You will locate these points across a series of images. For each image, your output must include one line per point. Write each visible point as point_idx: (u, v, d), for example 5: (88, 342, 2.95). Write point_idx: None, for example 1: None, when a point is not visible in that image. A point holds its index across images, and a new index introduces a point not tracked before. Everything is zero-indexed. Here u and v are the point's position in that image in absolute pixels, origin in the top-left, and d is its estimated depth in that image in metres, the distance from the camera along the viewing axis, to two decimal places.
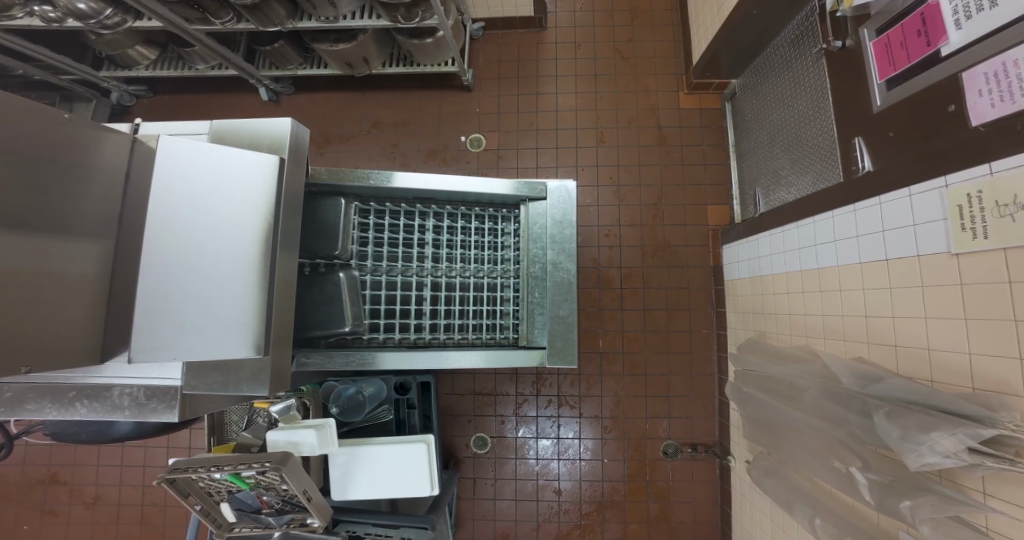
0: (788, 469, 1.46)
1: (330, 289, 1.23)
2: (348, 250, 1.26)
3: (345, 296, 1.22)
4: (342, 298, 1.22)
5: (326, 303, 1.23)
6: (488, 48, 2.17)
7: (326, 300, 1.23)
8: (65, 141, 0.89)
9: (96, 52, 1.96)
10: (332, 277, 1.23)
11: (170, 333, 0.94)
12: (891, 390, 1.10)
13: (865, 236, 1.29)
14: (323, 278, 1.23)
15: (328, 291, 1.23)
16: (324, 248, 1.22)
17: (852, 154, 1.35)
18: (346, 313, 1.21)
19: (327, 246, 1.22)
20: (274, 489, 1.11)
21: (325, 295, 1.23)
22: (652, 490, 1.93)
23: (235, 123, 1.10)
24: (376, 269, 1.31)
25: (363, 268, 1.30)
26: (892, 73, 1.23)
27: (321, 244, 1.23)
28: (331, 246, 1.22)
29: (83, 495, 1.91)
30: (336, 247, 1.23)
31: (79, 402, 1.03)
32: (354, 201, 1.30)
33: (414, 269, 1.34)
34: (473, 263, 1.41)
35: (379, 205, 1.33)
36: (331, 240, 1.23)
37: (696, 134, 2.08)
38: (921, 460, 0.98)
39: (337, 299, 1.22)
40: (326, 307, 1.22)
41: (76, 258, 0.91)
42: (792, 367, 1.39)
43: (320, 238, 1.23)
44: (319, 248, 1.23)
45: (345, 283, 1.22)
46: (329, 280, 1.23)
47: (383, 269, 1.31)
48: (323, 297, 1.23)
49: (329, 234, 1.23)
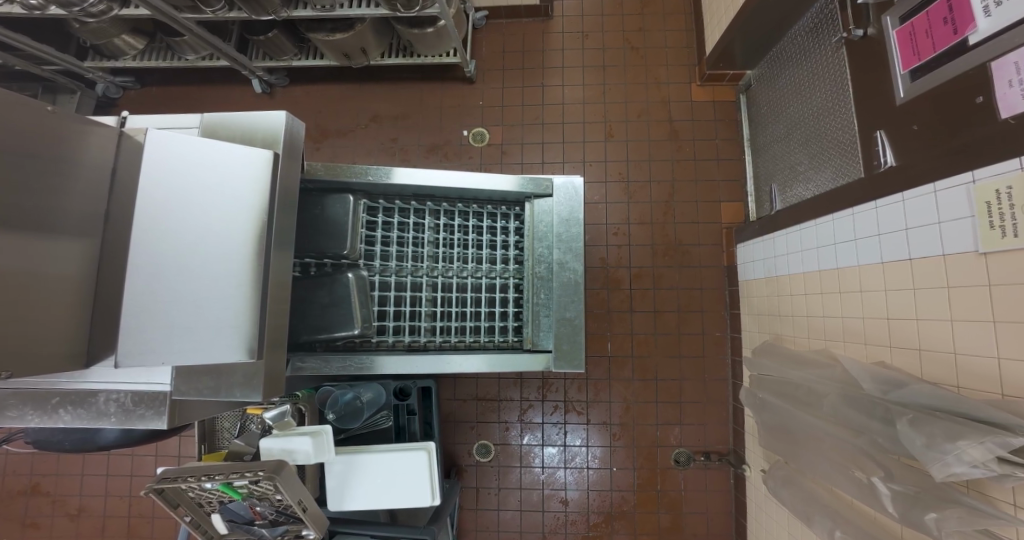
0: (805, 479, 1.40)
1: (339, 290, 1.18)
2: (355, 250, 1.22)
3: (354, 297, 1.17)
4: (351, 299, 1.17)
5: (333, 304, 1.17)
6: (492, 38, 2.12)
7: (334, 301, 1.17)
8: (47, 134, 0.85)
9: (81, 42, 1.92)
10: (341, 277, 1.18)
11: (160, 336, 0.88)
12: (915, 396, 1.05)
13: (886, 236, 1.23)
14: (330, 279, 1.18)
15: (337, 292, 1.18)
16: (332, 247, 1.18)
17: (874, 148, 1.29)
18: (356, 315, 1.16)
19: (334, 245, 1.18)
20: (268, 499, 1.06)
21: (332, 296, 1.17)
22: (664, 501, 1.88)
23: (227, 116, 1.05)
24: (385, 269, 1.27)
25: (371, 267, 1.26)
26: (916, 63, 1.17)
27: (329, 243, 1.19)
28: (338, 245, 1.18)
29: (67, 507, 1.87)
30: (345, 246, 1.18)
31: (62, 409, 0.98)
32: (362, 198, 1.25)
33: (423, 269, 1.29)
34: (485, 262, 1.35)
35: (387, 203, 1.29)
36: (339, 239, 1.19)
37: (709, 127, 2.02)
38: (947, 470, 0.93)
39: (346, 300, 1.17)
40: (334, 308, 1.17)
41: (58, 258, 0.86)
42: (810, 372, 1.33)
43: (327, 237, 1.19)
44: (326, 247, 1.18)
45: (354, 283, 1.18)
46: (338, 280, 1.18)
47: (392, 269, 1.27)
48: (331, 299, 1.17)
49: (336, 232, 1.19)
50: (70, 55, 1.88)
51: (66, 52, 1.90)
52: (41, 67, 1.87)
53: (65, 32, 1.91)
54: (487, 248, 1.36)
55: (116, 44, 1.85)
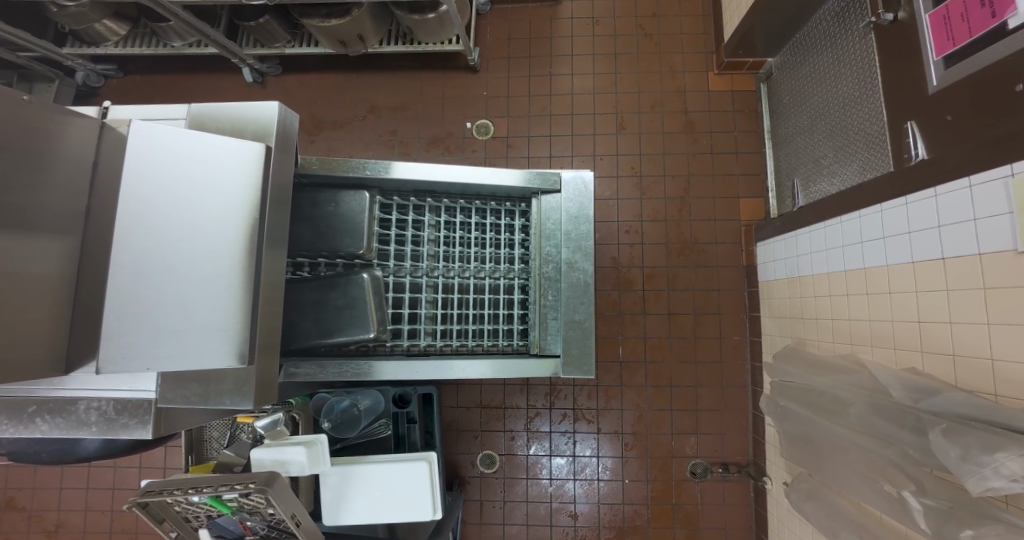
0: (830, 492, 1.33)
1: (352, 291, 1.11)
2: (371, 250, 1.17)
3: (369, 298, 1.10)
4: (365, 300, 1.10)
5: (348, 306, 1.11)
6: (497, 24, 2.05)
7: (348, 303, 1.11)
8: (27, 125, 0.78)
9: (58, 26, 1.86)
10: (355, 277, 1.11)
11: (145, 340, 0.83)
12: (948, 405, 0.98)
13: (918, 233, 1.16)
14: (343, 279, 1.11)
15: (351, 293, 1.11)
16: (347, 246, 1.13)
17: (904, 140, 1.21)
18: (371, 317, 1.10)
19: (350, 245, 1.13)
20: (259, 513, 1.00)
21: (346, 297, 1.11)
22: (679, 515, 1.81)
23: (216, 107, 0.99)
24: (399, 269, 1.21)
25: (386, 267, 1.21)
26: (950, 49, 1.08)
27: (345, 242, 1.14)
28: (354, 244, 1.13)
29: (45, 522, 1.83)
30: (360, 246, 1.13)
31: (39, 417, 0.92)
32: (377, 194, 1.20)
33: (439, 269, 1.23)
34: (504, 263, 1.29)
35: (401, 200, 1.23)
36: (354, 237, 1.13)
37: (727, 119, 1.95)
38: (984, 484, 0.85)
39: (360, 302, 1.10)
40: (347, 311, 1.11)
41: (35, 256, 0.80)
42: (836, 378, 1.25)
43: (342, 235, 1.14)
44: (342, 246, 1.13)
45: (369, 284, 1.11)
46: (351, 281, 1.11)
47: (406, 270, 1.21)
48: (345, 301, 1.11)
49: (352, 230, 1.14)
50: (49, 42, 1.82)
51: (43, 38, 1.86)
52: (16, 53, 1.81)
53: (41, 16, 1.85)
54: (506, 246, 1.29)
55: (96, 30, 1.80)
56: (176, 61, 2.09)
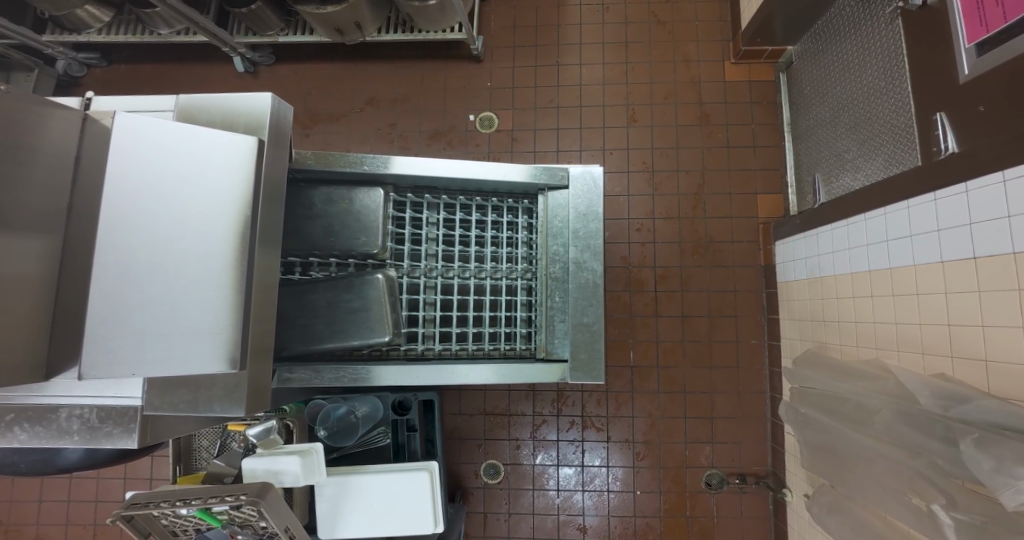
0: (854, 505, 1.26)
1: (365, 293, 1.06)
2: (385, 249, 1.12)
3: (383, 299, 1.06)
4: (380, 302, 1.06)
5: (363, 308, 1.06)
6: (502, 13, 2.00)
7: (363, 305, 1.06)
8: (4, 120, 0.73)
9: (38, 13, 1.83)
10: (369, 278, 1.06)
11: (132, 344, 0.77)
12: (979, 413, 0.91)
13: (947, 231, 1.09)
14: (357, 279, 1.06)
15: (366, 294, 1.06)
16: (361, 246, 1.08)
17: (932, 133, 1.14)
18: (385, 320, 1.05)
19: (364, 244, 1.08)
20: (251, 526, 0.95)
21: (361, 299, 1.06)
22: (694, 529, 1.75)
23: (203, 98, 0.94)
24: (414, 269, 1.17)
25: (400, 268, 1.16)
26: (983, 35, 1.02)
27: (358, 241, 1.09)
28: (368, 243, 1.09)
29: (24, 535, 1.79)
30: (375, 245, 1.09)
31: (17, 426, 0.88)
32: (390, 192, 1.15)
33: (454, 270, 1.18)
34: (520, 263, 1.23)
35: (415, 198, 1.18)
36: (369, 236, 1.09)
37: (744, 110, 1.88)
38: (1019, 499, 0.79)
39: (374, 303, 1.06)
40: (362, 313, 1.06)
41: (13, 255, 0.75)
42: (860, 385, 1.19)
43: (356, 235, 1.09)
44: (356, 245, 1.09)
45: (384, 284, 1.06)
46: (363, 282, 1.06)
47: (421, 270, 1.17)
48: (360, 303, 1.06)
49: (366, 229, 1.09)
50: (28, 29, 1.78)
51: (24, 25, 1.82)
52: None
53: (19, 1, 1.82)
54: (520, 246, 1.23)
55: (78, 15, 1.76)
56: (166, 51, 2.05)
